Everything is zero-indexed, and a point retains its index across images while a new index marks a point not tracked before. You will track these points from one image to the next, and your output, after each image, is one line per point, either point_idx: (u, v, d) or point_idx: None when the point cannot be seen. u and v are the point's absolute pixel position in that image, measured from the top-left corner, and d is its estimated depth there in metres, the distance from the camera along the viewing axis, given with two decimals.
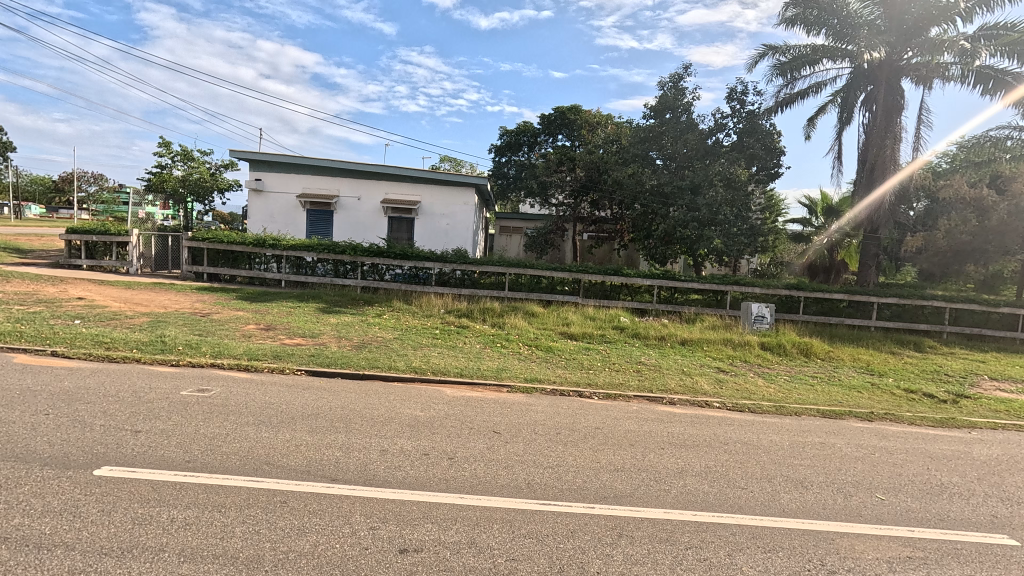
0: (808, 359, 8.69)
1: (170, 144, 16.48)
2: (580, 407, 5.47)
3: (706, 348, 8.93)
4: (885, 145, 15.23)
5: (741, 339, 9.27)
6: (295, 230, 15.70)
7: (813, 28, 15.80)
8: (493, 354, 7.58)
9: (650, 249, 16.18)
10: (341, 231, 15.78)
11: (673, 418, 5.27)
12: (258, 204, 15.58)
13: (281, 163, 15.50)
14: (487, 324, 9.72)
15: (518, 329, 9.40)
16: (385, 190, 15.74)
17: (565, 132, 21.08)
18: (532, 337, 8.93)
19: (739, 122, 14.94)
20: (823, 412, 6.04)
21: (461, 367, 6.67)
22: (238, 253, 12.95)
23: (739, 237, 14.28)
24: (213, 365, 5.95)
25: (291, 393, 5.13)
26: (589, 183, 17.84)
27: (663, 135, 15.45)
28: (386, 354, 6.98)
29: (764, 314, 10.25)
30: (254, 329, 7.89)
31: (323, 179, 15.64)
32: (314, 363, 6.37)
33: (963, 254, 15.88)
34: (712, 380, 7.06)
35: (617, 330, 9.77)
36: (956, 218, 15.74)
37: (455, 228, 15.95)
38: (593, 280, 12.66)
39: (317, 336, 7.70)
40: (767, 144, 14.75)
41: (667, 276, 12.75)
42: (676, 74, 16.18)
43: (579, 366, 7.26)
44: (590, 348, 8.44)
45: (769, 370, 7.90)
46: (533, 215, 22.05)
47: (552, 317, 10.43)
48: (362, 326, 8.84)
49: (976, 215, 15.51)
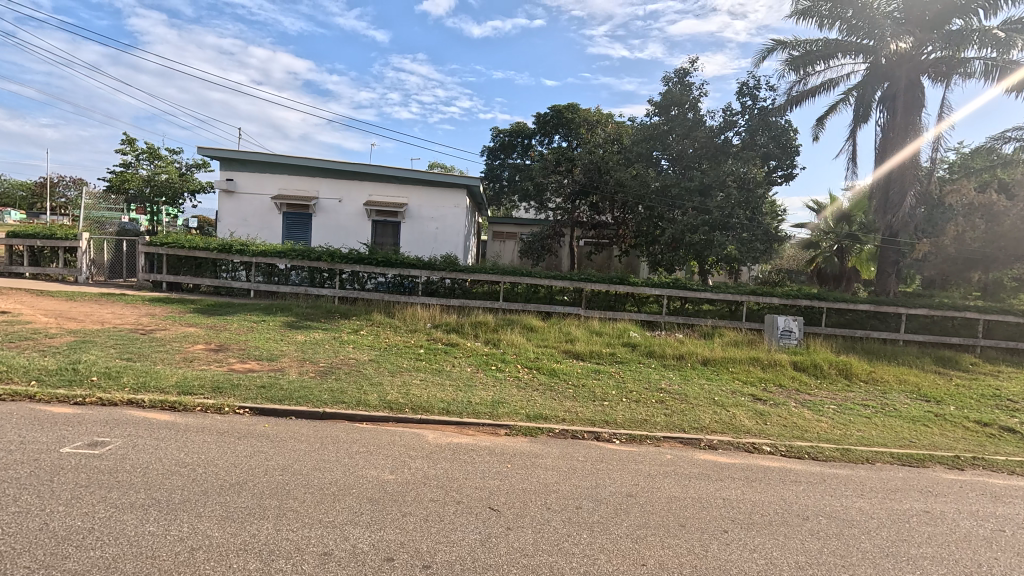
0: (851, 383, 7.52)
1: (135, 141, 15.15)
2: (601, 458, 4.24)
3: (733, 370, 7.74)
4: (904, 145, 14.31)
5: (770, 358, 8.12)
6: (270, 234, 14.40)
7: (826, 21, 14.82)
8: (488, 380, 6.37)
9: (655, 255, 15.07)
10: (321, 235, 14.49)
11: (722, 475, 4.05)
12: (229, 206, 14.29)
13: (254, 161, 14.20)
14: (479, 341, 8.46)
15: (516, 348, 8.16)
16: (369, 191, 14.49)
17: (563, 132, 19.99)
18: (532, 357, 7.69)
19: (751, 119, 13.92)
20: (900, 456, 4.85)
21: (448, 401, 5.40)
22: (202, 259, 11.63)
23: (754, 244, 13.22)
24: (128, 404, 4.65)
25: (221, 445, 3.85)
26: (588, 186, 16.57)
27: (668, 133, 14.44)
28: (356, 384, 5.71)
29: (792, 328, 9.13)
30: (200, 352, 6.59)
31: (302, 179, 14.37)
32: (264, 396, 5.07)
33: (973, 261, 14.91)
34: (752, 413, 5.85)
35: (629, 348, 8.55)
36: (964, 224, 14.70)
37: (444, 233, 14.72)
38: (596, 290, 11.49)
39: (277, 360, 6.42)
40: (780, 143, 13.74)
41: (677, 285, 11.64)
42: (682, 69, 15.16)
43: (591, 396, 6.02)
44: (600, 371, 7.21)
45: (811, 397, 6.74)
46: (527, 220, 20.87)
47: (553, 332, 9.21)
48: (333, 345, 7.55)
49: (985, 220, 14.51)
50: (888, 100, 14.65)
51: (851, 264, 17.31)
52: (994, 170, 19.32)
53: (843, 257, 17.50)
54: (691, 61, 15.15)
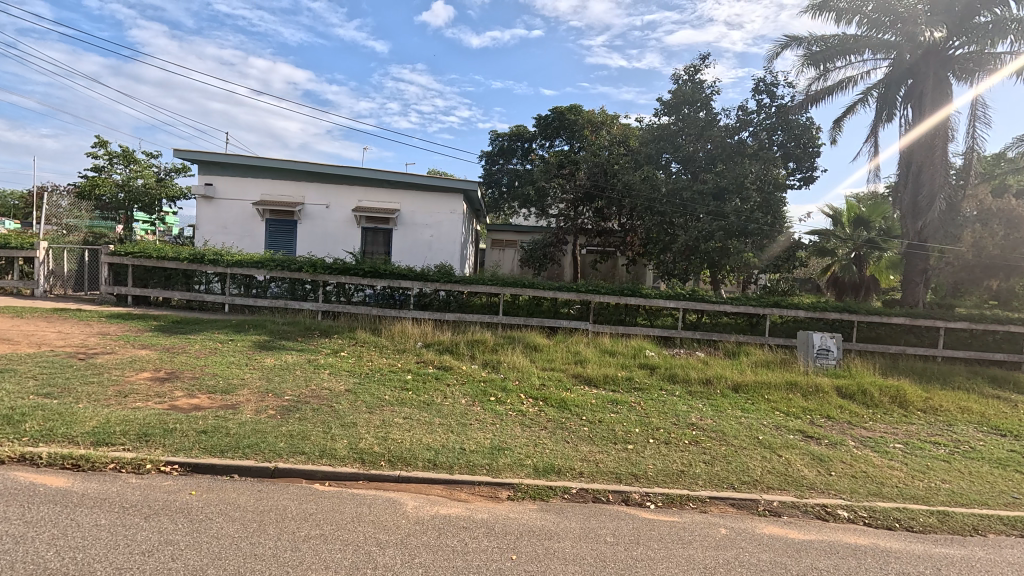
0: (909, 414, 6.43)
1: (108, 144, 14.19)
2: (636, 538, 3.17)
3: (770, 397, 6.67)
4: (934, 146, 13.36)
5: (810, 384, 7.08)
6: (251, 243, 13.41)
7: (845, 15, 13.97)
8: (485, 416, 5.33)
9: (666, 264, 14.04)
10: (306, 244, 13.47)
11: (804, 565, 2.97)
12: (208, 213, 13.29)
13: (234, 164, 13.22)
14: (476, 364, 7.38)
15: (518, 372, 7.08)
16: (358, 197, 13.49)
17: (564, 135, 19.11)
18: (537, 384, 6.62)
19: (768, 118, 13.02)
20: (1015, 522, 3.77)
21: (436, 448, 4.31)
22: (172, 271, 10.57)
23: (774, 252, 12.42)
24: (19, 461, 3.58)
25: (115, 536, 2.76)
26: (594, 190, 15.44)
27: (679, 134, 13.60)
28: (324, 425, 4.64)
29: (830, 347, 8.08)
30: (142, 382, 5.51)
31: (286, 184, 13.38)
32: (202, 447, 3.99)
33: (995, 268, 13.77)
34: (808, 458, 4.78)
35: (648, 371, 7.48)
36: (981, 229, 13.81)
37: (439, 241, 13.70)
38: (605, 302, 10.47)
39: (233, 393, 5.36)
40: (803, 145, 12.87)
41: (694, 297, 10.65)
42: (692, 66, 14.28)
43: (610, 438, 4.95)
44: (618, 402, 6.14)
45: (869, 434, 5.69)
46: (528, 227, 19.89)
47: (559, 352, 8.15)
48: (307, 371, 6.49)
49: (1005, 225, 13.56)
50: (914, 98, 13.76)
51: (870, 272, 15.66)
52: (1015, 175, 18.44)
53: (861, 265, 15.76)
54: (701, 58, 14.25)
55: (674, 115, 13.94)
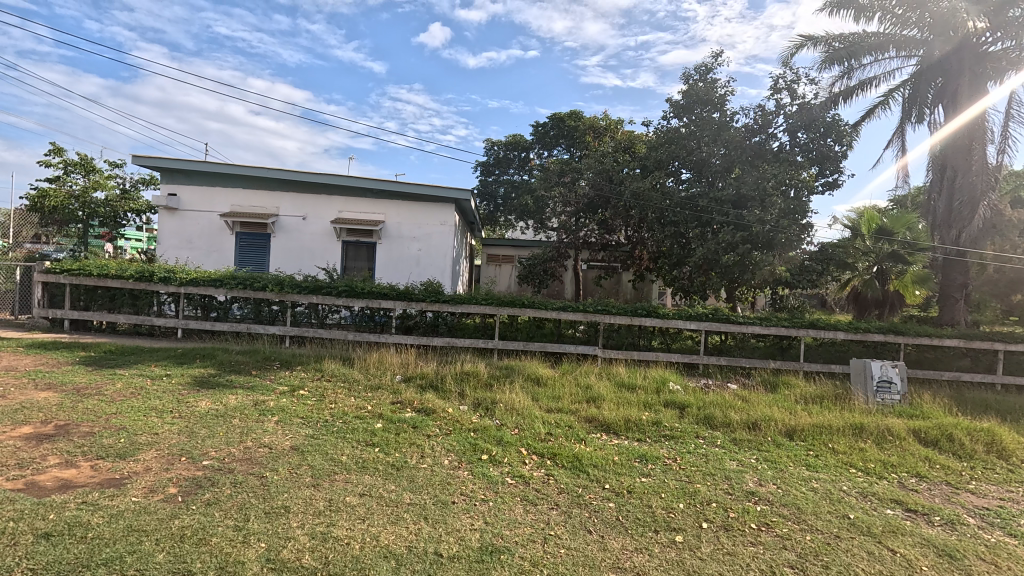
0: (1016, 469, 5.04)
1: (63, 151, 12.96)
2: None
3: (837, 448, 5.27)
4: (971, 148, 12.10)
5: (881, 427, 5.71)
6: (220, 259, 12.08)
7: (866, 12, 12.94)
8: (473, 490, 3.91)
9: (679, 280, 12.76)
10: (281, 260, 12.14)
11: None
12: (171, 225, 11.97)
13: (202, 172, 11.96)
14: (466, 406, 5.96)
15: (518, 416, 5.67)
16: (338, 207, 12.19)
17: (564, 143, 17.99)
18: (542, 433, 5.22)
19: (790, 118, 11.84)
20: None
21: (396, 559, 2.87)
22: (118, 290, 9.16)
23: (807, 266, 11.39)
24: None
25: None
26: (598, 200, 14.20)
27: (691, 137, 12.46)
28: (239, 516, 3.20)
29: (892, 379, 6.71)
30: (8, 444, 4.07)
31: (258, 194, 12.09)
32: (29, 568, 2.56)
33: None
34: (933, 553, 3.37)
35: (676, 413, 6.06)
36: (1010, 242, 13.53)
37: (428, 256, 12.36)
38: (616, 324, 9.12)
39: (128, 459, 3.91)
40: (828, 147, 11.68)
41: (717, 318, 9.36)
42: (704, 65, 13.21)
43: (650, 525, 3.53)
44: (648, 459, 4.74)
45: (984, 503, 4.29)
46: (525, 242, 18.67)
47: (567, 387, 6.77)
48: (247, 421, 5.06)
49: None
50: (945, 95, 12.62)
51: (893, 289, 13.46)
52: None
53: (884, 280, 13.61)
54: (713, 57, 13.13)
55: (685, 117, 12.85)
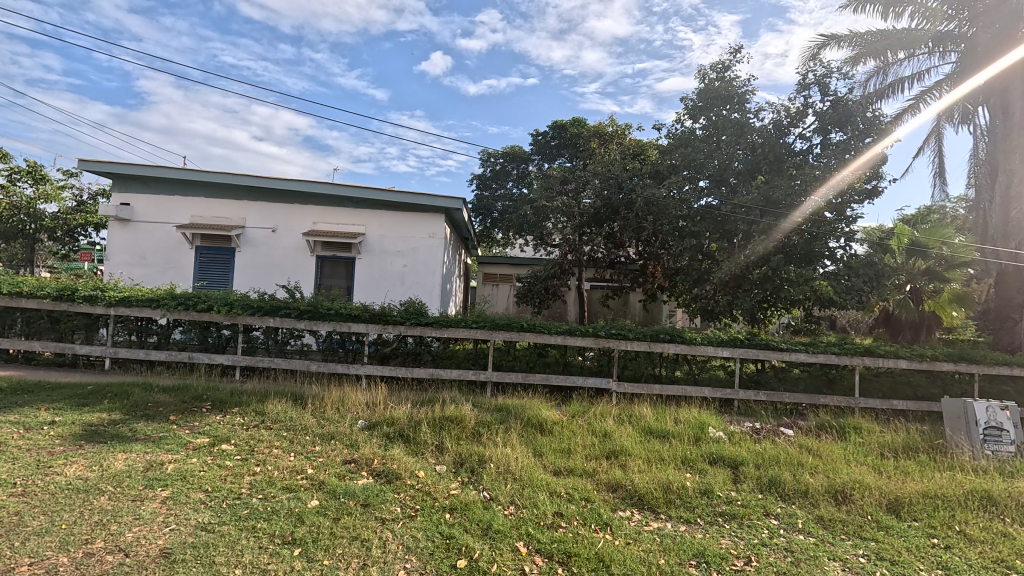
0: None
1: (9, 158, 11.64)
2: None
3: (971, 533, 3.68)
4: None
5: (1018, 497, 4.14)
6: (176, 276, 10.62)
7: (898, 6, 11.76)
8: None
9: (699, 299, 11.29)
10: (247, 277, 10.67)
11: None
12: (122, 239, 10.55)
13: (160, 180, 10.59)
14: (443, 467, 4.40)
15: (514, 483, 4.09)
16: (312, 218, 10.77)
17: (567, 153, 16.72)
18: (548, 513, 3.62)
19: (822, 116, 10.49)
20: None
21: None
22: (36, 312, 7.64)
23: (853, 281, 9.62)
24: None
25: None
26: (605, 212, 12.85)
27: (711, 140, 11.16)
28: None
29: (1003, 425, 5.13)
30: None
31: (222, 204, 10.69)
32: None
33: None
34: None
35: (729, 475, 4.48)
36: None
37: (414, 272, 10.89)
38: (633, 351, 7.57)
39: None
40: (869, 148, 10.28)
41: (756, 342, 7.85)
42: (721, 62, 11.95)
43: None
44: (710, 562, 3.15)
45: None
46: (524, 260, 17.30)
47: (577, 435, 5.23)
48: (117, 500, 3.48)
49: None
50: (991, 93, 11.33)
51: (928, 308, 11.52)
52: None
53: (918, 300, 11.59)
54: (731, 54, 11.91)
55: (701, 118, 11.54)
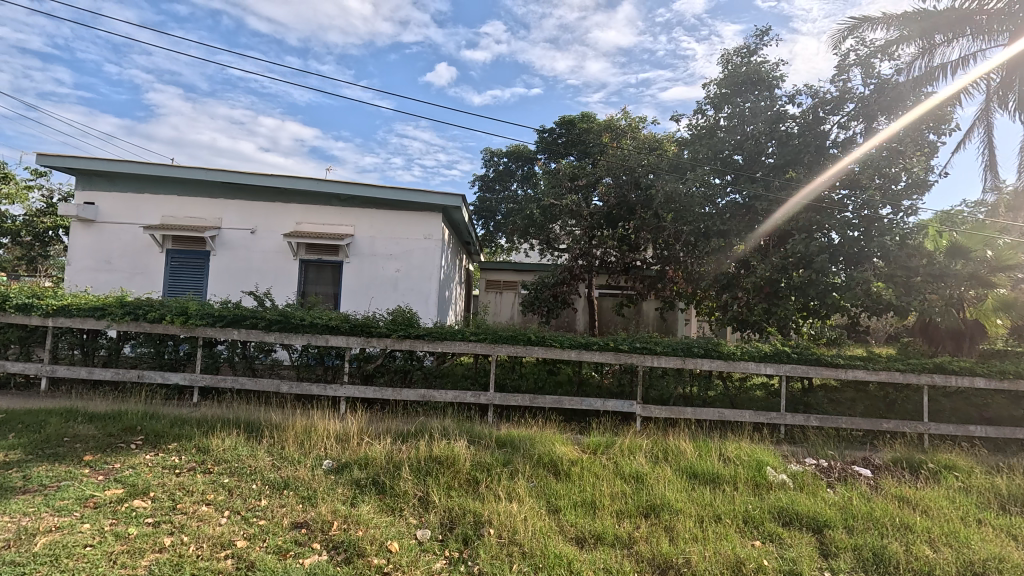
0: None
1: None
2: None
3: None
4: None
5: None
6: (145, 282, 9.58)
7: None
8: None
9: (725, 306, 10.10)
10: (224, 283, 9.62)
11: None
12: (86, 241, 9.52)
13: (127, 176, 9.55)
14: (426, 535, 3.23)
15: (524, 565, 2.92)
16: (296, 218, 9.71)
17: (576, 151, 15.61)
18: None
19: (865, 100, 9.32)
20: None
21: None
22: None
23: (912, 282, 8.19)
24: None
25: None
26: (618, 211, 11.74)
27: (736, 130, 10.07)
28: None
29: None
30: None
31: (197, 204, 9.64)
32: None
33: None
34: None
35: (814, 544, 3.30)
36: None
37: (408, 278, 9.79)
38: (660, 368, 6.41)
39: None
40: (919, 135, 9.12)
41: (805, 356, 6.66)
42: (747, 45, 10.84)
43: None
44: None
45: None
46: (530, 265, 16.18)
47: (601, 480, 4.05)
48: None
49: None
50: None
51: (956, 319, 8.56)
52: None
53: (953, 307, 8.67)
54: (758, 36, 10.80)
55: (725, 107, 10.43)
